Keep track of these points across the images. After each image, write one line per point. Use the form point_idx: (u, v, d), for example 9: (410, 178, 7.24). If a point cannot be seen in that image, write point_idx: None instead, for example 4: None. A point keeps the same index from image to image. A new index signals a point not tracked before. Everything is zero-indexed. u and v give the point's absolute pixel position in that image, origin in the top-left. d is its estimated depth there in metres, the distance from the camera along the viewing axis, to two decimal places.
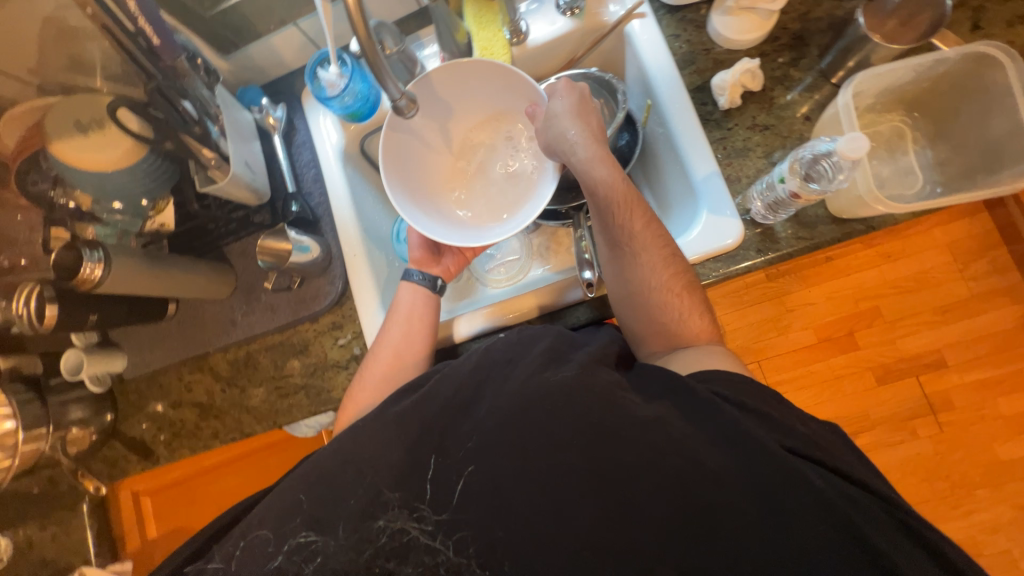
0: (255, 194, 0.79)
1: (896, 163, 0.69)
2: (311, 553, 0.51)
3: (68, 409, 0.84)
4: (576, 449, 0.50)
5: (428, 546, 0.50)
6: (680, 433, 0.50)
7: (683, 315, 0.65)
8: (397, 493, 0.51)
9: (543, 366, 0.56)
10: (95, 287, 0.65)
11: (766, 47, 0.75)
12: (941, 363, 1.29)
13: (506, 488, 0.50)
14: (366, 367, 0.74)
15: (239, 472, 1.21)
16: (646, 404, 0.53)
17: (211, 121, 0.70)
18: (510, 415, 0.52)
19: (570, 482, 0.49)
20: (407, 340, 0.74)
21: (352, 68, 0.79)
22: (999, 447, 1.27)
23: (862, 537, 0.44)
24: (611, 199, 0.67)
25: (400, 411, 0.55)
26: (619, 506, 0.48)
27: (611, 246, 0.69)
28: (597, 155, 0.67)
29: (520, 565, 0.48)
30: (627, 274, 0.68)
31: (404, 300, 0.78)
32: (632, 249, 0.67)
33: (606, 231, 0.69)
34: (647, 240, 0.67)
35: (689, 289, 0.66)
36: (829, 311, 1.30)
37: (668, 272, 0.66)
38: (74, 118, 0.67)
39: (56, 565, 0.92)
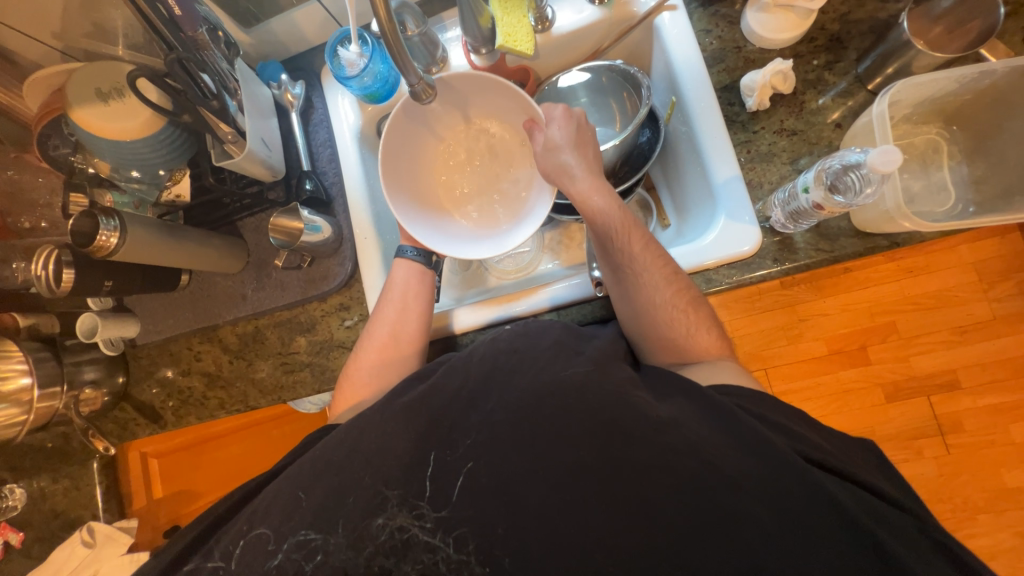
0: (271, 171, 0.78)
1: (928, 178, 0.66)
2: (311, 550, 0.51)
3: (83, 370, 0.87)
4: (586, 448, 0.50)
5: (428, 544, 0.50)
6: (692, 433, 0.50)
7: (691, 331, 0.64)
8: (397, 489, 0.52)
9: (554, 359, 0.58)
10: (109, 255, 0.67)
11: (800, 47, 0.72)
12: (955, 385, 1.25)
13: (513, 483, 0.50)
14: (360, 350, 0.75)
15: (245, 440, 1.25)
16: (659, 403, 0.54)
17: (229, 95, 0.69)
18: (518, 407, 0.53)
19: (577, 480, 0.49)
20: (401, 320, 0.75)
21: (373, 48, 0.78)
22: (1008, 473, 1.24)
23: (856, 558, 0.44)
24: (609, 227, 0.67)
25: (410, 398, 0.57)
26: (626, 505, 0.48)
27: (612, 270, 0.68)
28: (594, 185, 0.67)
29: (521, 564, 0.48)
30: (630, 295, 0.67)
31: (399, 278, 0.77)
32: (634, 272, 0.66)
33: (606, 256, 0.69)
34: (649, 262, 0.66)
35: (694, 306, 0.65)
36: (842, 323, 1.27)
37: (670, 291, 0.65)
38: (95, 85, 0.67)
39: (66, 516, 0.96)
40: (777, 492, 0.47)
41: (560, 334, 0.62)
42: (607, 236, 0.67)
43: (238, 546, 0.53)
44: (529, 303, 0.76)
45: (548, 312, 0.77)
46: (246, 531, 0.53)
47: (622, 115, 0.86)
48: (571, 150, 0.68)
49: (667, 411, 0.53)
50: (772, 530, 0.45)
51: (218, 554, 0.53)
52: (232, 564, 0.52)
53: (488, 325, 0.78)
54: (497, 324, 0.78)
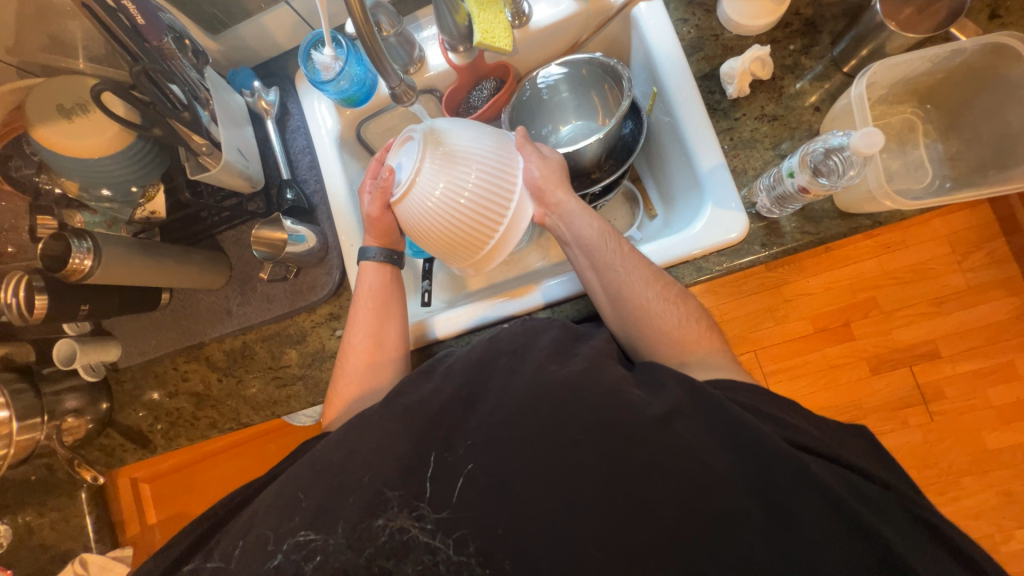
0: (249, 181, 0.76)
1: (905, 157, 0.68)
2: (310, 552, 0.49)
3: (63, 399, 0.84)
4: (588, 447, 0.49)
5: (428, 545, 0.49)
6: (689, 432, 0.50)
7: (682, 320, 0.66)
8: (397, 490, 0.50)
9: (551, 360, 0.57)
10: (85, 277, 0.64)
11: (777, 33, 0.72)
12: (934, 354, 1.29)
13: (512, 478, 0.49)
14: (345, 359, 0.74)
15: (235, 459, 1.22)
16: (651, 397, 0.54)
17: (201, 106, 0.67)
18: (519, 411, 0.52)
19: (578, 477, 0.48)
20: (382, 327, 0.74)
21: (348, 51, 0.76)
22: (988, 435, 1.29)
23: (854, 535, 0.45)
24: (592, 233, 0.70)
25: (412, 401, 0.57)
26: (631, 507, 0.47)
27: (598, 268, 0.69)
28: (574, 204, 0.70)
29: (522, 564, 0.47)
30: (620, 291, 0.67)
31: (371, 282, 0.77)
32: (621, 268, 0.67)
33: (591, 256, 0.69)
34: (635, 259, 0.68)
35: (681, 297, 0.67)
36: (826, 301, 1.30)
37: (659, 284, 0.67)
38: (56, 102, 0.64)
39: (56, 550, 0.92)
40: (775, 475, 0.47)
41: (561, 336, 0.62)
42: (593, 245, 0.69)
43: (238, 546, 0.52)
44: (514, 306, 0.75)
45: (543, 310, 0.76)
46: (245, 532, 0.52)
47: (604, 109, 0.87)
48: (552, 176, 0.70)
49: (664, 401, 0.52)
50: (760, 520, 0.46)
51: (218, 555, 0.52)
52: (232, 563, 0.51)
53: (472, 329, 0.77)
54: (481, 329, 0.77)
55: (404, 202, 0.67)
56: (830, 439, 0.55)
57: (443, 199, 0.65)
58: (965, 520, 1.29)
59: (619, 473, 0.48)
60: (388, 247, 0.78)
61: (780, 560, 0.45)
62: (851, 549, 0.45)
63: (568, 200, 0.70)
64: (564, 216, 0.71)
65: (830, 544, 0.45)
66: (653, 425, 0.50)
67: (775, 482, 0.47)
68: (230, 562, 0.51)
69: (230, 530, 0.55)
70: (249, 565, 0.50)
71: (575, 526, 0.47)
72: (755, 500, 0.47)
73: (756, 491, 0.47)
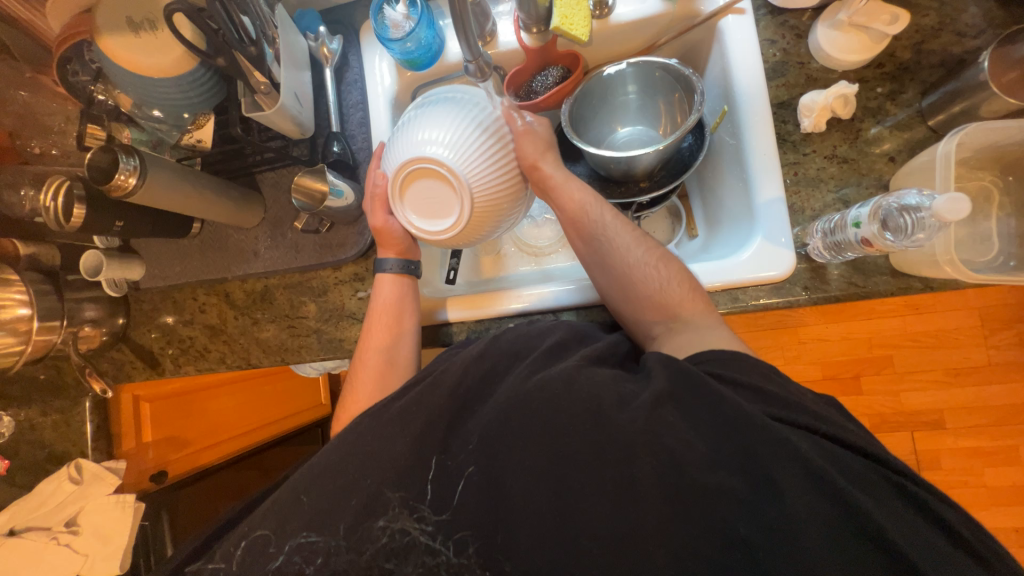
0: (300, 128, 0.75)
1: (974, 226, 0.65)
2: (311, 553, 0.50)
3: (82, 307, 0.85)
4: (584, 462, 0.48)
5: (428, 547, 0.50)
6: (675, 420, 0.48)
7: (665, 283, 0.65)
8: (397, 491, 0.51)
9: (542, 365, 0.56)
10: (127, 195, 0.64)
11: (866, 72, 0.69)
12: (940, 424, 1.27)
13: (503, 473, 0.49)
14: (355, 373, 0.73)
15: (237, 394, 1.29)
16: (641, 387, 0.51)
17: (267, 43, 0.66)
18: (511, 407, 0.52)
19: (573, 464, 0.48)
20: (395, 342, 0.73)
21: (422, 12, 0.74)
22: (975, 513, 1.28)
23: None
24: (576, 204, 0.71)
25: (425, 389, 0.57)
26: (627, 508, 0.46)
27: (586, 238, 0.71)
28: (557, 172, 0.70)
29: (522, 566, 0.47)
30: (607, 258, 0.68)
31: (386, 297, 0.75)
32: (604, 236, 0.69)
33: (576, 227, 0.71)
34: (618, 226, 0.70)
35: (666, 260, 0.67)
36: (842, 350, 1.28)
37: (643, 247, 0.68)
38: (125, 14, 0.63)
39: (54, 450, 0.95)
40: None
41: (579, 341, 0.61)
42: (577, 214, 0.71)
43: (240, 546, 0.53)
44: (540, 302, 0.74)
45: (563, 311, 0.75)
46: (246, 533, 0.53)
47: (668, 120, 0.85)
48: (540, 140, 0.70)
49: (650, 388, 0.50)
50: (744, 493, 0.44)
51: (220, 555, 0.54)
52: (233, 564, 0.52)
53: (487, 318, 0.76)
54: (501, 317, 0.76)
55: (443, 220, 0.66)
56: None
57: (501, 180, 0.66)
58: None
59: (631, 493, 0.46)
60: (404, 257, 0.77)
61: None
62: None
63: (553, 169, 0.70)
64: (550, 187, 0.71)
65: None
66: None
67: (775, 488, 0.44)
68: (232, 562, 0.52)
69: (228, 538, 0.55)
70: (251, 564, 0.52)
71: (584, 521, 0.47)
72: (743, 479, 0.45)
73: (747, 481, 0.44)
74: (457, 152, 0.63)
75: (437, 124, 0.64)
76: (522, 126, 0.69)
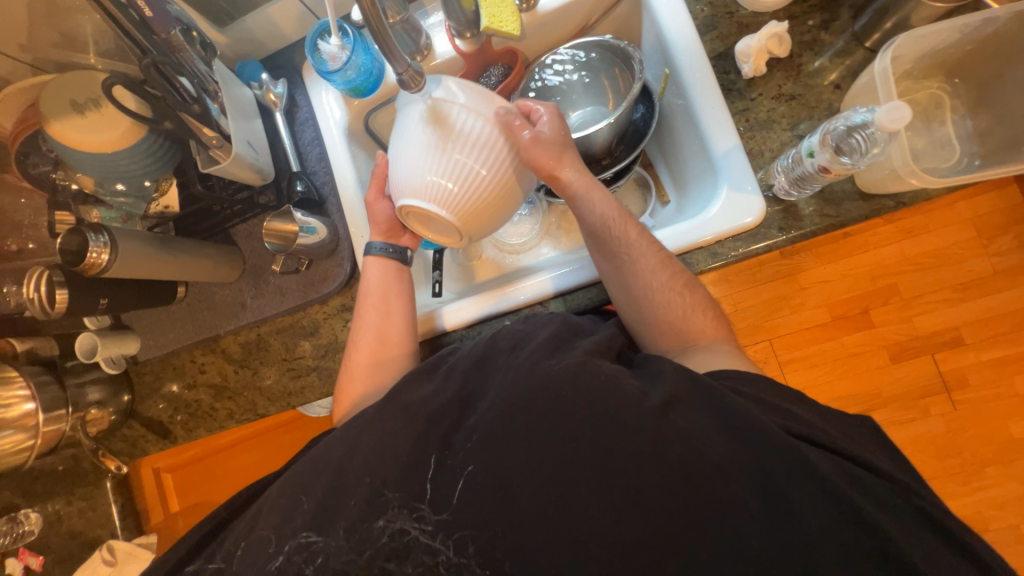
0: (260, 174, 0.77)
1: (932, 134, 0.65)
2: (311, 553, 0.50)
3: (86, 390, 0.86)
4: (587, 441, 0.47)
5: (428, 546, 0.48)
6: (685, 422, 0.48)
7: (688, 312, 0.64)
8: (397, 491, 0.50)
9: (547, 354, 0.55)
10: (103, 271, 0.65)
11: (794, 9, 0.70)
12: (958, 341, 1.25)
13: (510, 473, 0.48)
14: (350, 355, 0.74)
15: (255, 449, 1.25)
16: (648, 387, 0.51)
17: (210, 99, 0.67)
18: (512, 402, 0.51)
19: (573, 470, 0.47)
20: (385, 320, 0.74)
21: (354, 40, 0.76)
22: (1013, 424, 1.25)
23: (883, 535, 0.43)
24: (606, 217, 0.67)
25: (412, 400, 0.56)
26: (625, 500, 0.45)
27: (608, 255, 0.67)
28: (588, 186, 0.67)
29: (522, 565, 0.46)
30: (628, 280, 0.65)
31: (375, 278, 0.76)
32: (629, 256, 0.65)
33: (600, 243, 0.67)
34: (644, 246, 0.66)
35: (690, 286, 0.65)
36: (846, 288, 1.25)
37: (667, 272, 0.65)
38: (68, 97, 0.65)
39: (85, 536, 0.95)
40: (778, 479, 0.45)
41: (561, 329, 0.59)
42: (602, 229, 0.67)
43: (241, 546, 0.53)
44: (524, 296, 0.74)
45: (557, 300, 0.75)
46: (251, 534, 0.53)
47: (615, 94, 0.84)
48: (552, 142, 0.65)
49: (662, 393, 0.50)
50: (759, 508, 0.44)
51: (220, 557, 0.54)
52: (233, 563, 0.52)
53: (481, 321, 0.76)
54: (493, 318, 0.76)
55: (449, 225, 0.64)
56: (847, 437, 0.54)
57: (488, 201, 0.63)
58: (989, 512, 1.27)
59: (633, 462, 0.46)
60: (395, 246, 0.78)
61: (788, 541, 0.44)
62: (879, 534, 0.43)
63: (574, 179, 0.67)
64: (572, 198, 0.69)
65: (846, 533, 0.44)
66: (657, 424, 0.47)
67: (781, 493, 0.45)
68: (233, 562, 0.53)
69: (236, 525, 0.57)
70: (252, 563, 0.51)
71: (590, 530, 0.45)
72: (757, 494, 0.45)
73: (760, 496, 0.45)
74: (438, 181, 0.60)
75: (417, 146, 0.60)
76: (530, 136, 0.62)
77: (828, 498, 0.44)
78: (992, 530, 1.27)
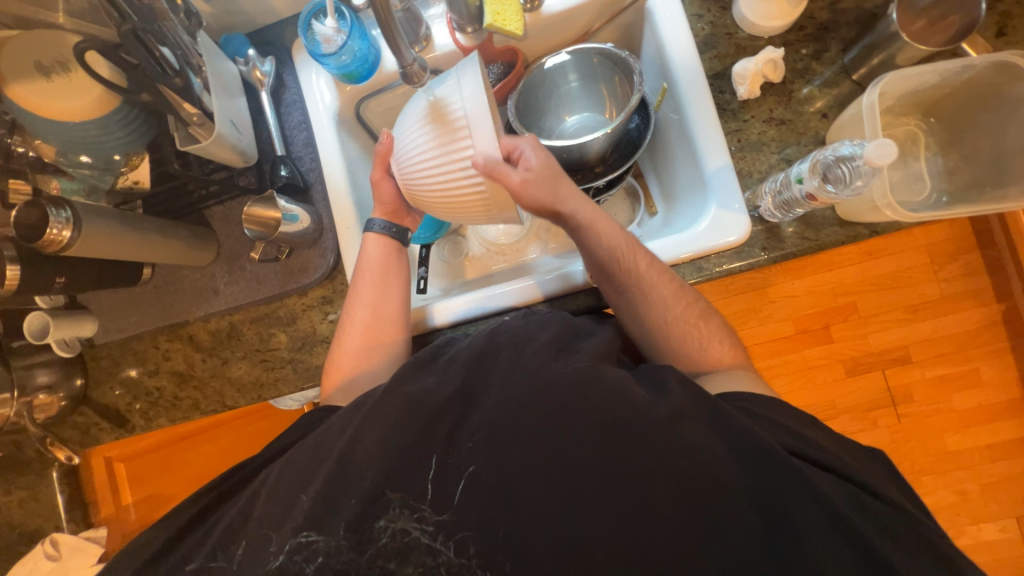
0: (242, 156, 0.73)
1: (906, 168, 0.70)
2: (312, 553, 0.48)
3: (34, 373, 0.80)
4: (594, 448, 0.48)
5: (429, 546, 0.47)
6: (692, 434, 0.49)
7: (705, 343, 0.64)
8: (398, 490, 0.49)
9: (553, 355, 0.55)
10: (63, 249, 0.60)
11: (790, 36, 0.72)
12: (907, 359, 1.33)
13: (515, 477, 0.48)
14: (343, 332, 0.72)
15: (218, 439, 1.20)
16: (656, 397, 0.51)
17: (193, 72, 0.63)
18: (517, 410, 0.50)
19: (576, 479, 0.47)
20: (380, 300, 0.73)
21: (352, 23, 0.73)
22: (949, 437, 1.34)
23: (854, 555, 0.45)
24: (615, 252, 0.65)
25: (414, 390, 0.54)
26: (632, 513, 0.46)
27: (619, 289, 0.66)
28: (594, 220, 0.65)
29: (522, 568, 0.46)
30: (642, 313, 0.65)
31: (372, 254, 0.75)
32: (641, 289, 0.64)
33: (609, 279, 0.66)
34: (657, 278, 0.65)
35: (704, 316, 0.66)
36: (810, 304, 1.33)
37: (681, 304, 0.65)
38: (33, 58, 0.60)
39: (26, 528, 0.89)
40: (762, 497, 0.46)
41: (558, 329, 0.59)
42: (611, 263, 0.65)
43: (240, 546, 0.51)
44: (511, 298, 0.74)
45: (542, 303, 0.74)
46: (242, 533, 0.51)
47: (612, 102, 0.85)
48: (544, 188, 0.60)
49: (668, 402, 0.50)
50: (760, 524, 0.46)
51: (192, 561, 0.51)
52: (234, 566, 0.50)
53: (474, 319, 0.75)
54: (479, 319, 0.75)
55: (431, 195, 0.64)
56: (826, 436, 0.55)
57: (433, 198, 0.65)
58: None
59: (624, 473, 0.47)
60: (394, 223, 0.77)
61: (771, 552, 0.45)
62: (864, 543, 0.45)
63: (576, 211, 0.65)
64: (575, 228, 0.66)
65: (837, 545, 0.45)
66: (659, 423, 0.48)
67: (782, 509, 0.46)
68: (224, 557, 0.51)
69: (232, 505, 0.55)
70: (251, 561, 0.49)
71: (589, 532, 0.46)
72: (756, 511, 0.46)
73: (761, 514, 0.46)
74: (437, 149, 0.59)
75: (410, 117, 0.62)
76: (519, 179, 0.57)
77: (819, 512, 0.45)
78: None
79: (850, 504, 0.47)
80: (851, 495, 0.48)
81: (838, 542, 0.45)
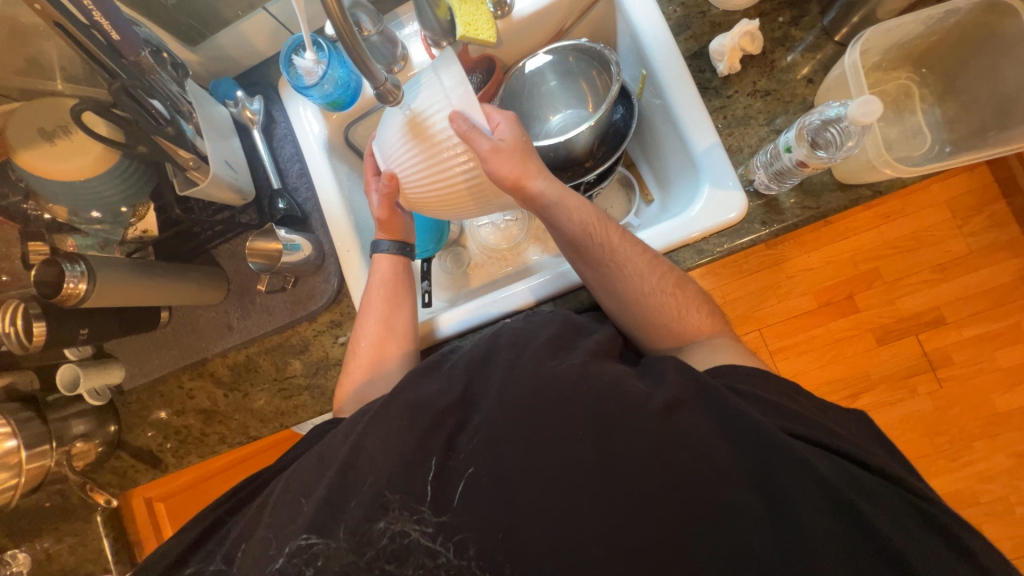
0: (240, 194, 0.76)
1: (903, 124, 0.68)
2: (311, 555, 0.48)
3: (71, 423, 0.83)
4: (586, 442, 0.47)
5: (429, 549, 0.47)
6: (690, 424, 0.48)
7: (681, 313, 0.64)
8: (397, 493, 0.49)
9: (551, 355, 0.55)
10: (81, 301, 0.63)
11: (764, 6, 0.72)
12: (940, 321, 1.27)
13: (513, 474, 0.48)
14: (355, 351, 0.73)
15: (250, 470, 1.24)
16: (653, 389, 0.51)
17: (184, 120, 0.66)
18: (518, 412, 0.50)
19: (572, 471, 0.47)
20: (392, 315, 0.74)
21: (328, 53, 0.75)
22: (996, 397, 1.27)
23: (880, 532, 0.43)
24: (585, 224, 0.66)
25: (416, 397, 0.54)
26: (629, 505, 0.45)
27: (593, 264, 0.65)
28: (560, 193, 0.67)
29: (522, 564, 0.45)
30: (618, 289, 0.64)
31: (382, 270, 0.77)
32: (615, 263, 0.64)
33: (582, 255, 0.66)
34: (630, 251, 0.65)
35: (682, 287, 0.65)
36: (830, 275, 1.26)
37: (657, 274, 0.64)
38: (37, 125, 0.64)
39: (76, 574, 0.92)
40: (772, 479, 0.45)
41: (558, 327, 0.58)
42: (583, 238, 0.65)
43: (242, 553, 0.52)
44: (513, 302, 0.73)
45: (542, 304, 0.74)
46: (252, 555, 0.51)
47: (594, 96, 0.85)
48: (512, 155, 0.62)
49: (665, 391, 0.50)
50: (763, 513, 0.44)
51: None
52: (234, 566, 0.52)
53: (478, 326, 0.75)
54: (483, 326, 0.75)
55: (427, 198, 0.67)
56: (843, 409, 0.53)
57: (426, 200, 0.68)
58: (979, 485, 1.28)
59: (631, 468, 0.46)
60: (400, 240, 0.80)
61: (786, 538, 0.43)
62: (871, 513, 0.43)
63: (544, 190, 0.66)
64: (540, 207, 0.67)
65: (838, 515, 0.43)
66: (654, 414, 0.48)
67: (776, 480, 0.45)
68: (233, 564, 0.52)
69: (239, 519, 0.56)
70: (253, 568, 0.50)
71: (591, 529, 0.45)
72: (757, 494, 0.45)
73: (760, 495, 0.45)
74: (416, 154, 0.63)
75: (391, 135, 0.64)
76: (490, 149, 0.59)
77: (835, 490, 0.44)
78: (983, 503, 1.28)
79: (857, 479, 0.45)
80: (858, 471, 0.46)
81: (838, 517, 0.43)
